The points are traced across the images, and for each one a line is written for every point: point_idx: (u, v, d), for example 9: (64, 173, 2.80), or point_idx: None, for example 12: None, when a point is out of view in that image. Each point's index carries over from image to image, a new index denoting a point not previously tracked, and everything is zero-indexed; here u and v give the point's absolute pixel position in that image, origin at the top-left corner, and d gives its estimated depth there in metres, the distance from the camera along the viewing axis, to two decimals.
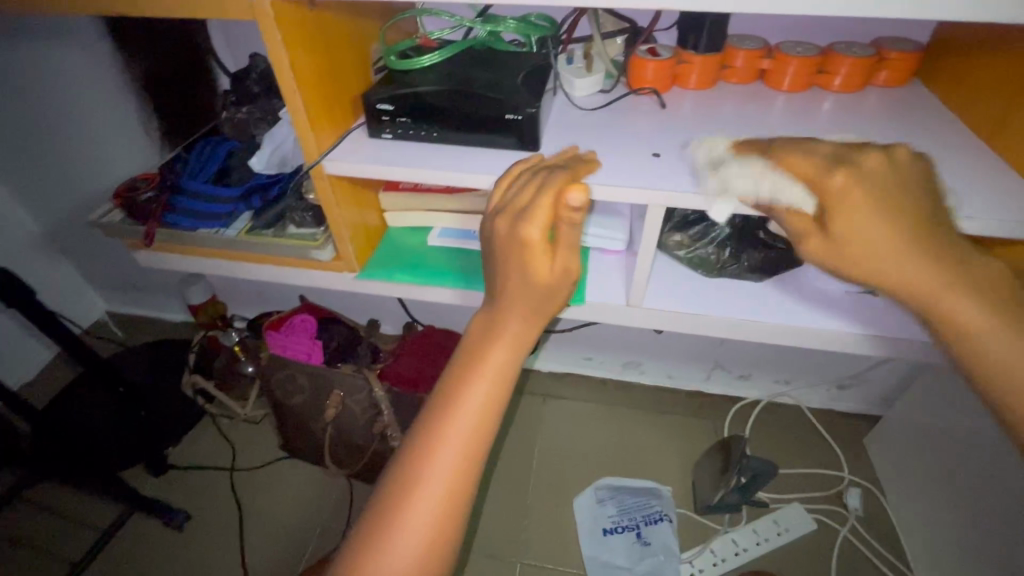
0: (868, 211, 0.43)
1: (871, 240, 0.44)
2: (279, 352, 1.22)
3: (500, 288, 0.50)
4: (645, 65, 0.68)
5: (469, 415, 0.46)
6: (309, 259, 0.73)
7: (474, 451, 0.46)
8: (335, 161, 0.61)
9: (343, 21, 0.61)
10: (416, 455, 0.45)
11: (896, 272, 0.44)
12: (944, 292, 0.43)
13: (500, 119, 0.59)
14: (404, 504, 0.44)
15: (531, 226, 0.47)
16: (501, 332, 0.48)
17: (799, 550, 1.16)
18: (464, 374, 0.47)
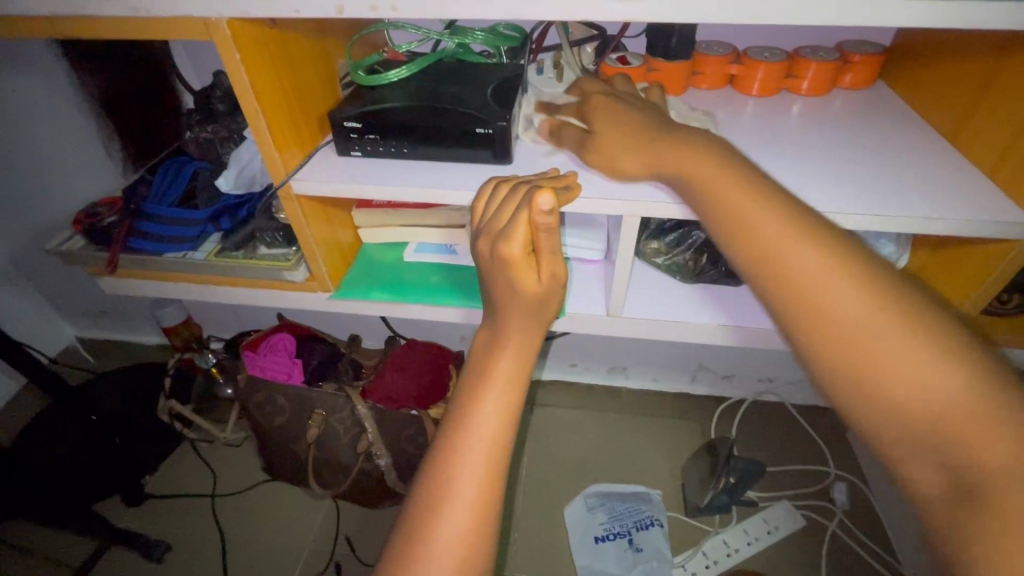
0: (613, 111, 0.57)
1: (664, 160, 0.51)
2: (257, 373, 1.19)
3: (498, 303, 0.49)
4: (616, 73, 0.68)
5: (484, 432, 0.45)
6: (282, 280, 0.71)
7: (497, 464, 0.45)
8: (304, 180, 0.59)
9: (305, 37, 0.60)
10: (438, 474, 0.44)
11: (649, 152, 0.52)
12: (775, 239, 0.42)
13: (471, 133, 0.59)
14: (431, 526, 0.43)
15: (510, 244, 0.46)
16: (505, 345, 0.48)
17: (789, 549, 1.16)
18: (474, 387, 0.47)
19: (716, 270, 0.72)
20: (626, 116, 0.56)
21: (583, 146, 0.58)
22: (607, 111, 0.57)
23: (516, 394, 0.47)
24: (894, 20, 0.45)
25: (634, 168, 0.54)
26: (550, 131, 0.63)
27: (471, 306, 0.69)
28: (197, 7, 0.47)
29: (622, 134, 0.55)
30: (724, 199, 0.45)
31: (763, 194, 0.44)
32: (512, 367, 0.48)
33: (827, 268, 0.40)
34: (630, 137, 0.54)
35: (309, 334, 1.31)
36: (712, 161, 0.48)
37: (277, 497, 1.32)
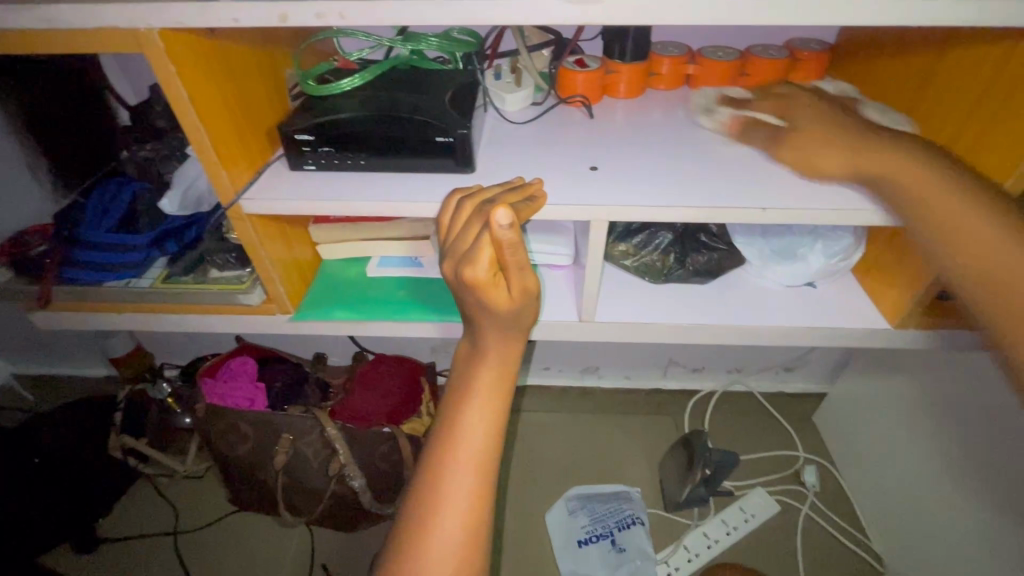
0: (818, 118, 0.56)
1: (866, 165, 0.52)
2: (217, 401, 1.13)
3: (473, 316, 0.48)
4: (575, 77, 0.68)
5: (472, 439, 0.47)
6: (238, 304, 0.68)
7: (484, 469, 0.47)
8: (255, 199, 0.56)
9: (245, 48, 0.56)
10: (428, 485, 0.46)
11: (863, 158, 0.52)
12: (921, 185, 0.49)
13: (431, 142, 0.57)
14: (425, 534, 0.45)
15: (477, 265, 0.44)
16: (484, 355, 0.49)
17: (766, 534, 1.19)
18: (458, 398, 0.48)
19: (684, 270, 0.72)
20: (816, 112, 0.57)
21: (773, 140, 0.59)
22: (800, 109, 0.58)
23: (501, 400, 0.48)
24: (847, 17, 0.45)
25: (831, 166, 0.54)
26: (732, 126, 0.63)
27: (441, 320, 0.67)
28: (123, 17, 0.43)
29: (820, 131, 0.55)
30: (852, 147, 0.53)
31: (931, 157, 0.49)
32: (498, 376, 0.48)
33: (988, 219, 0.46)
34: (822, 132, 0.55)
35: (271, 356, 1.26)
36: (848, 125, 0.55)
37: (245, 528, 1.26)
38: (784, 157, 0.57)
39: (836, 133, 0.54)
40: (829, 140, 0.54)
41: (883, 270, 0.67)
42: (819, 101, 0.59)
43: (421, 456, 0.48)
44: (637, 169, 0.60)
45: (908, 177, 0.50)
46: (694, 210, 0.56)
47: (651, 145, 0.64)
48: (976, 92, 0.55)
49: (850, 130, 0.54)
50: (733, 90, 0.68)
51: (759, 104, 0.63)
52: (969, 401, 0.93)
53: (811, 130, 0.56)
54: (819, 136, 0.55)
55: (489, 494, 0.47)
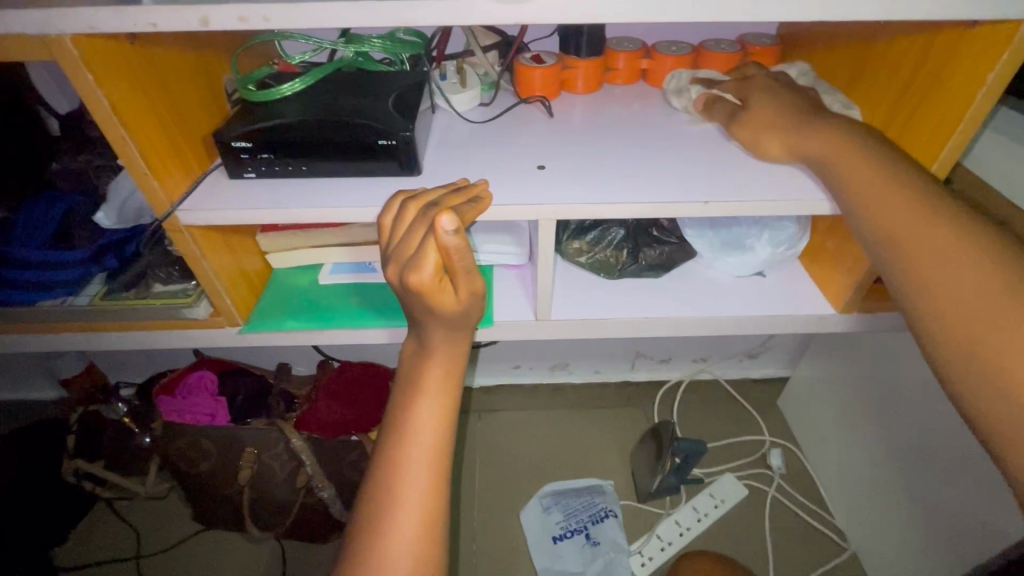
0: (766, 101, 0.60)
1: (809, 145, 0.54)
2: (175, 418, 1.09)
3: (419, 318, 0.48)
4: (533, 73, 0.68)
5: (423, 438, 0.46)
6: (183, 319, 0.65)
7: (439, 468, 0.47)
8: (192, 210, 0.54)
9: (175, 52, 0.54)
10: (382, 488, 0.46)
11: (802, 142, 0.55)
12: (864, 178, 0.49)
13: (375, 146, 0.56)
14: (379, 538, 0.45)
15: (421, 270, 0.43)
16: (432, 351, 0.48)
17: (735, 518, 1.22)
18: (408, 397, 0.47)
19: (638, 264, 0.73)
20: (772, 93, 0.60)
21: (732, 117, 0.62)
22: (756, 90, 0.62)
23: (451, 395, 0.48)
24: (772, 13, 0.47)
25: (772, 147, 0.58)
26: (703, 103, 0.66)
27: (398, 325, 0.66)
28: (31, 23, 0.41)
29: (768, 111, 0.59)
30: (794, 125, 0.56)
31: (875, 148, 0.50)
32: (449, 369, 0.49)
33: (918, 210, 0.45)
34: (767, 113, 0.59)
35: (231, 369, 1.22)
36: (805, 108, 0.57)
37: (211, 547, 1.22)
38: (740, 137, 0.61)
39: (797, 114, 0.57)
40: (786, 125, 0.57)
41: (827, 256, 0.69)
42: (777, 82, 0.62)
43: (373, 460, 0.48)
44: (584, 166, 0.61)
45: (845, 162, 0.50)
46: (642, 205, 0.56)
47: (603, 141, 0.65)
48: (898, 86, 0.57)
49: (800, 115, 0.57)
50: (706, 72, 0.70)
51: (726, 84, 0.66)
52: (915, 379, 0.98)
53: (766, 110, 0.59)
54: (766, 115, 0.59)
55: (443, 494, 0.47)
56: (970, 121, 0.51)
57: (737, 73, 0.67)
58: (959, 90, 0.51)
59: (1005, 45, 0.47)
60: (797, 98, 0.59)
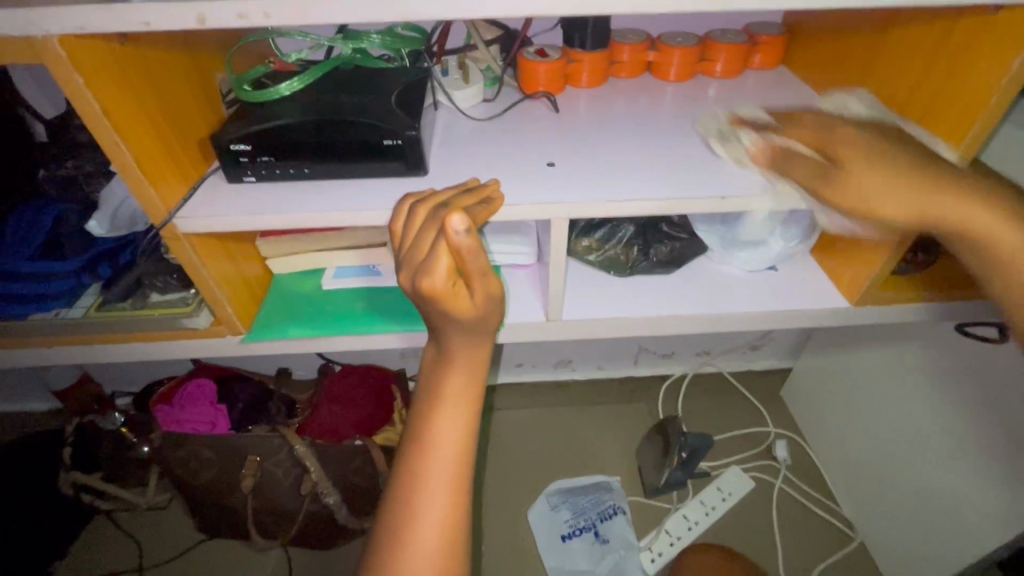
0: (870, 152, 0.48)
1: (936, 211, 0.46)
2: (175, 428, 1.07)
3: (436, 324, 0.46)
4: (537, 68, 0.67)
5: (444, 450, 0.45)
6: (181, 329, 0.63)
7: (460, 484, 0.45)
8: (191, 217, 0.51)
9: (167, 51, 0.52)
10: (401, 508, 0.44)
11: (932, 208, 0.46)
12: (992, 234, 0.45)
13: (379, 146, 0.54)
14: (400, 559, 0.43)
15: (434, 275, 0.42)
16: (451, 360, 0.47)
17: (742, 512, 1.22)
18: (427, 408, 0.46)
19: (648, 261, 0.71)
20: (869, 140, 0.48)
21: (817, 176, 0.50)
22: (840, 141, 0.49)
23: (472, 408, 0.47)
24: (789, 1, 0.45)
25: (893, 211, 0.47)
26: (766, 157, 0.54)
27: (406, 331, 0.64)
28: (14, 23, 0.39)
29: (880, 168, 0.47)
30: (917, 181, 0.46)
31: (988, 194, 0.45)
32: (471, 379, 0.47)
33: None
34: (880, 168, 0.47)
35: (229, 375, 1.20)
36: (920, 161, 0.47)
37: (215, 556, 1.20)
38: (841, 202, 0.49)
39: (916, 172, 0.46)
40: (916, 193, 0.46)
41: (841, 249, 0.68)
42: (856, 123, 0.51)
43: (390, 479, 0.47)
44: (594, 162, 0.60)
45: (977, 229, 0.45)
46: (656, 202, 0.55)
47: (611, 136, 0.64)
48: (914, 75, 0.56)
49: (913, 168, 0.46)
50: (745, 112, 0.62)
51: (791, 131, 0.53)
52: (921, 369, 0.97)
53: (873, 166, 0.47)
54: (882, 175, 0.47)
55: (462, 512, 0.45)
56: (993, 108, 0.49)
57: (788, 118, 0.56)
58: (983, 75, 0.49)
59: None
60: (900, 144, 0.48)
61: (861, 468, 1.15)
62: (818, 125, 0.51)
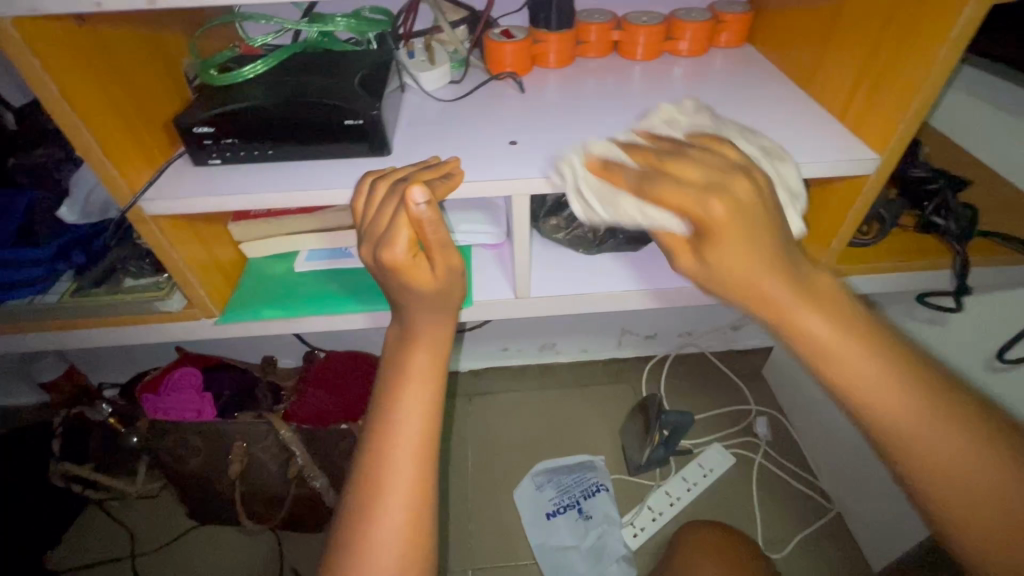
0: (730, 233, 0.39)
1: (761, 285, 0.39)
2: (162, 417, 1.09)
3: (399, 299, 0.48)
4: (503, 49, 0.68)
5: (410, 426, 0.46)
6: (155, 312, 0.64)
7: (425, 454, 0.47)
8: (157, 199, 0.52)
9: (127, 35, 0.53)
10: (367, 480, 0.46)
11: (748, 284, 0.40)
12: (807, 321, 0.39)
13: (342, 127, 0.55)
14: (365, 531, 0.44)
15: (394, 248, 0.44)
16: (416, 337, 0.49)
17: (723, 487, 1.25)
18: (395, 384, 0.47)
19: (616, 239, 0.73)
20: (761, 238, 0.39)
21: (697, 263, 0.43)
22: (728, 243, 0.39)
23: (435, 383, 0.48)
24: None
25: (743, 291, 0.40)
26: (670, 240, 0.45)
27: (376, 310, 0.65)
28: None
29: (738, 249, 0.39)
30: (754, 250, 0.39)
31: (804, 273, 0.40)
32: (433, 354, 0.49)
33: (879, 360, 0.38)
34: (737, 239, 0.39)
35: (215, 364, 1.21)
36: (784, 260, 0.40)
37: (206, 541, 1.22)
38: (713, 283, 0.42)
39: (785, 283, 0.39)
40: (789, 302, 0.39)
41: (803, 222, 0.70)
42: (737, 197, 0.39)
43: (357, 453, 0.48)
44: (554, 138, 0.61)
45: (796, 319, 0.40)
46: None
47: (576, 115, 0.65)
48: (869, 43, 0.56)
49: (760, 237, 0.39)
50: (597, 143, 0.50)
51: (661, 191, 0.41)
52: None
53: (747, 270, 0.39)
54: (729, 255, 0.39)
55: (427, 482, 0.47)
56: (942, 66, 0.49)
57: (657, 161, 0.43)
58: (915, 65, 0.51)
59: (952, 23, 0.47)
60: (756, 206, 0.39)
61: (837, 441, 1.18)
62: (698, 194, 0.39)
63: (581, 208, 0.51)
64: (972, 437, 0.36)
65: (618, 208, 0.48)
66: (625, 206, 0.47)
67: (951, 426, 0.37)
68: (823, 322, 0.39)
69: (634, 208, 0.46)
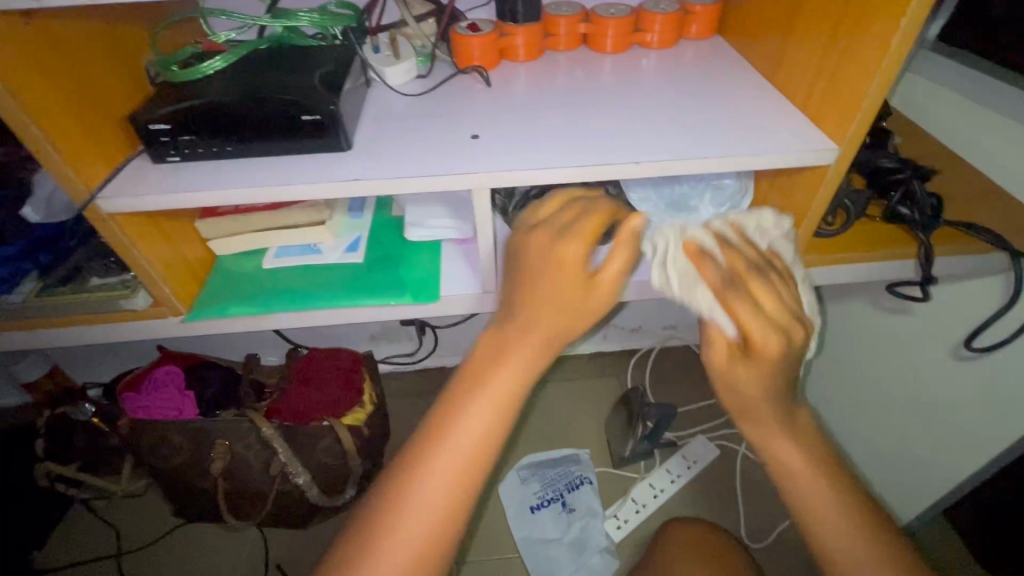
0: (755, 372, 0.50)
1: (750, 412, 0.52)
2: (142, 415, 1.08)
3: (519, 301, 0.51)
4: (470, 42, 0.68)
5: (466, 437, 0.46)
6: (122, 310, 0.64)
7: (475, 465, 0.46)
8: (113, 196, 0.52)
9: (81, 32, 0.53)
10: (407, 476, 0.45)
11: (744, 410, 0.53)
12: (782, 453, 0.51)
13: (299, 122, 0.54)
14: (392, 522, 0.43)
15: (576, 241, 0.51)
16: (511, 353, 0.49)
17: (707, 479, 1.25)
18: (468, 391, 0.47)
19: None
20: (778, 381, 0.51)
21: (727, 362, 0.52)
22: (754, 371, 0.50)
23: (529, 377, 0.49)
24: None
25: (744, 408, 0.52)
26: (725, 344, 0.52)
27: (345, 306, 0.65)
28: None
29: (759, 379, 0.51)
30: (767, 395, 0.51)
31: (787, 416, 0.53)
32: (539, 351, 0.50)
33: (838, 499, 0.49)
34: (757, 381, 0.51)
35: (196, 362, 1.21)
36: (779, 400, 0.52)
37: (192, 539, 1.22)
38: (725, 386, 0.53)
39: (777, 411, 0.52)
40: (771, 428, 0.52)
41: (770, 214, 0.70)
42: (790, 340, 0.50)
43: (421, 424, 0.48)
44: (517, 131, 0.61)
45: (780, 453, 0.52)
46: (577, 170, 0.56)
47: (544, 109, 0.65)
48: (827, 34, 0.56)
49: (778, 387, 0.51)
50: (696, 232, 0.56)
51: (737, 302, 0.50)
52: None
53: (752, 392, 0.51)
54: (746, 390, 0.51)
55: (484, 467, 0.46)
56: (893, 57, 0.49)
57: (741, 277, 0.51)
58: (869, 54, 0.51)
59: (902, 12, 0.47)
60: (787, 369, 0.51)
61: None
62: (764, 324, 0.49)
63: (661, 279, 0.57)
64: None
65: (693, 295, 0.54)
66: (700, 296, 0.53)
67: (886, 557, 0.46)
68: (790, 451, 0.51)
69: (705, 302, 0.53)
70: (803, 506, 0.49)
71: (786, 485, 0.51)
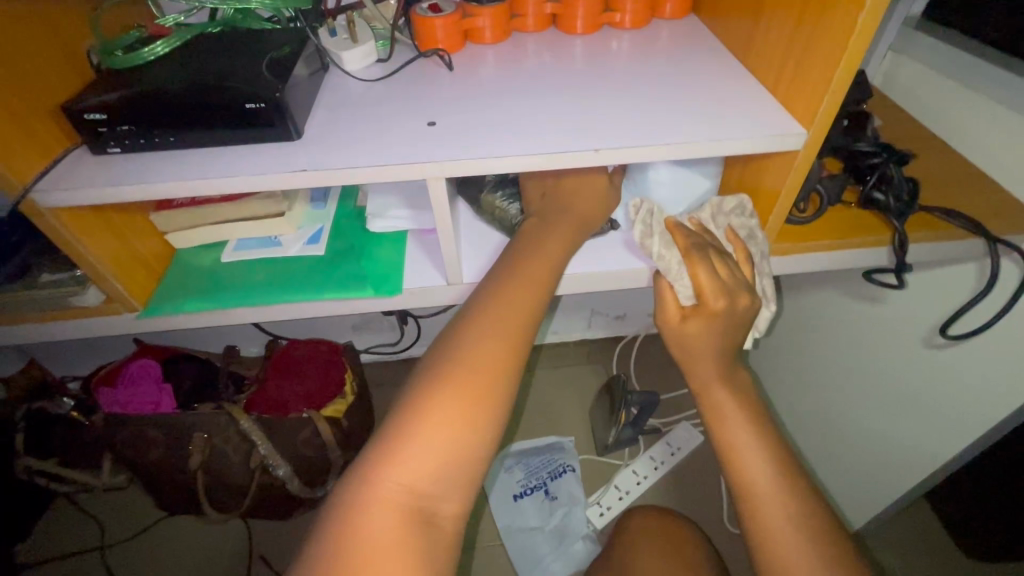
0: (706, 332, 0.57)
1: (693, 361, 0.58)
2: (119, 409, 1.08)
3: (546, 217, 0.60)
4: (432, 24, 0.66)
5: (515, 296, 0.50)
6: (73, 307, 0.62)
7: (525, 321, 0.49)
8: (49, 190, 0.50)
9: (9, 18, 0.50)
10: (466, 326, 0.48)
11: (691, 355, 0.58)
12: (715, 398, 0.57)
13: (242, 111, 0.52)
14: (454, 362, 0.45)
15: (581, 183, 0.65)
16: (545, 243, 0.57)
17: (688, 465, 1.25)
18: (510, 267, 0.53)
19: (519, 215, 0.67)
20: (721, 343, 0.58)
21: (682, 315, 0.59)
22: (702, 328, 0.57)
23: (569, 248, 0.57)
24: None
25: (693, 358, 0.58)
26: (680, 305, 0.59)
27: (304, 300, 0.63)
28: None
29: (709, 338, 0.57)
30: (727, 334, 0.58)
31: (724, 371, 0.58)
32: (568, 233, 0.58)
33: (764, 443, 0.54)
34: (711, 333, 0.57)
35: (173, 354, 1.19)
36: (726, 354, 0.58)
37: (175, 530, 1.23)
38: (677, 336, 0.59)
39: (719, 365, 0.57)
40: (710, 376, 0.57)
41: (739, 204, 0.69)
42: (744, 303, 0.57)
43: (489, 277, 0.53)
44: (478, 117, 0.59)
45: (721, 399, 0.56)
46: (535, 158, 0.54)
47: (507, 93, 0.62)
48: (796, 11, 0.54)
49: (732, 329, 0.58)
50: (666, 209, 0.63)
51: (701, 265, 0.56)
52: None
53: (698, 348, 0.58)
54: (706, 338, 0.57)
55: (544, 310, 0.51)
56: (860, 34, 0.47)
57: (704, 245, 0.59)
58: (837, 31, 0.48)
59: None
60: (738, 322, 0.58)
61: None
62: (724, 288, 0.56)
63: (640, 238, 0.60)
64: (807, 530, 0.49)
65: (662, 253, 0.59)
66: (670, 256, 0.59)
67: (790, 503, 0.50)
68: (724, 396, 0.56)
69: (671, 262, 0.59)
70: (727, 446, 0.54)
71: (716, 429, 0.56)
